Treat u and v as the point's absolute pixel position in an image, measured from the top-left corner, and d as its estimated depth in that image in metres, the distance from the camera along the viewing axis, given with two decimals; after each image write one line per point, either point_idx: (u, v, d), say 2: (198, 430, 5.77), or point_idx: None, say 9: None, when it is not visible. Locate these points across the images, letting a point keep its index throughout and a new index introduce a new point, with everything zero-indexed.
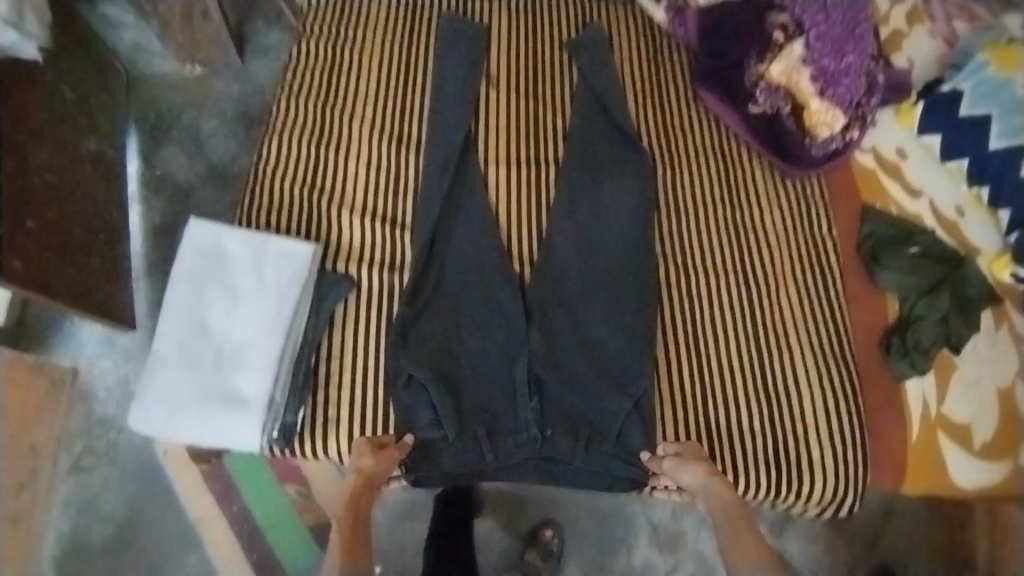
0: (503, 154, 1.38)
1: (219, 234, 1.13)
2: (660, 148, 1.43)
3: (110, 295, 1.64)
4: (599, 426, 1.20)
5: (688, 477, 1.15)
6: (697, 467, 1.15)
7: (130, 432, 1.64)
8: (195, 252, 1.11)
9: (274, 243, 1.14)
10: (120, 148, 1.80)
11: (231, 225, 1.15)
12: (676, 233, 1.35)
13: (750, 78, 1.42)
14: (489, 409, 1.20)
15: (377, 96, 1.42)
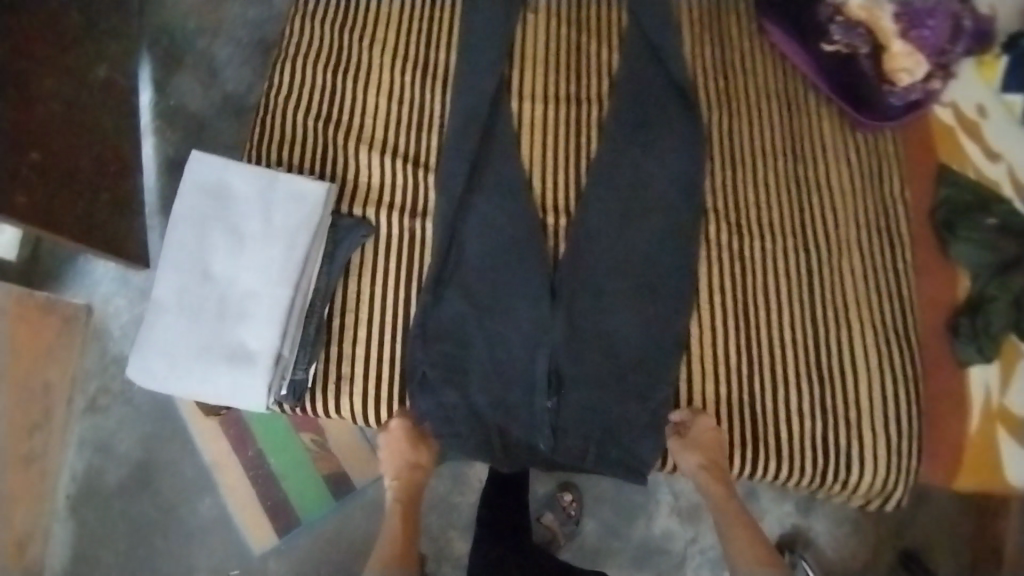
0: (540, 92, 1.24)
1: (223, 169, 1.00)
2: (716, 89, 1.27)
3: (122, 231, 1.57)
4: (619, 422, 1.07)
5: (693, 453, 1.07)
6: (705, 445, 1.07)
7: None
8: (196, 189, 0.99)
9: (284, 182, 1.01)
10: (131, 76, 1.69)
11: (237, 159, 1.02)
12: (731, 186, 1.20)
13: (824, 13, 1.23)
14: (507, 406, 1.06)
15: (403, 23, 1.28)
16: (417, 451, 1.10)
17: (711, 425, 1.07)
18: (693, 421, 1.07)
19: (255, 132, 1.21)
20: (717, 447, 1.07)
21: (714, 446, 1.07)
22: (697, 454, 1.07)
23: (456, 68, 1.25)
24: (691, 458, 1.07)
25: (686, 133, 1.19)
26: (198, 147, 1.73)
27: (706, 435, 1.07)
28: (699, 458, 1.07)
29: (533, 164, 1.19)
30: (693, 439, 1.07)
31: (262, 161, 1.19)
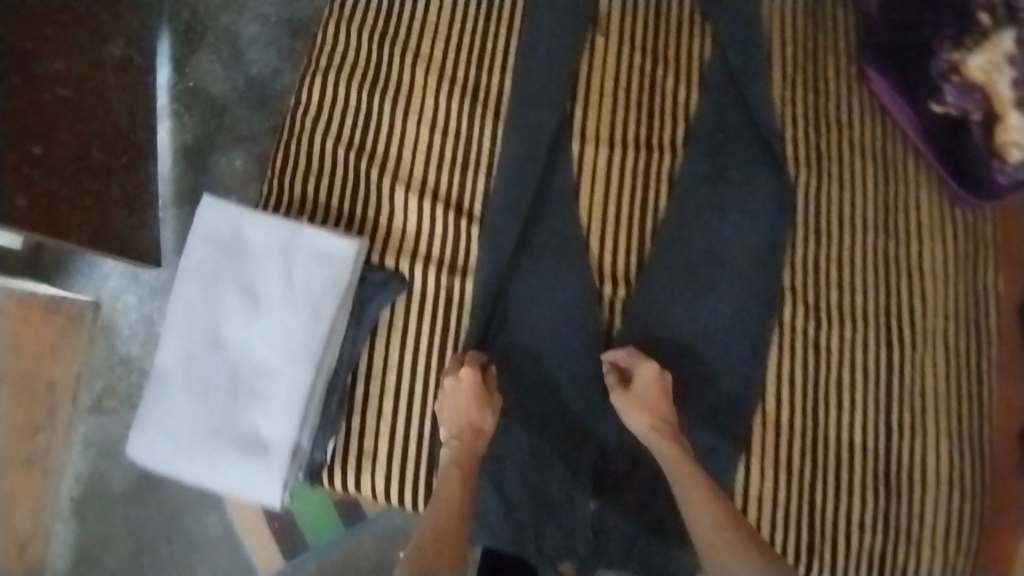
0: (605, 134, 1.09)
1: (238, 218, 0.88)
2: (804, 145, 1.12)
3: (133, 228, 1.45)
4: (668, 529, 0.97)
5: (637, 407, 0.94)
6: (649, 398, 0.94)
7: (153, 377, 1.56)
8: (207, 244, 0.87)
9: (309, 235, 0.89)
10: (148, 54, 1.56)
11: (255, 208, 0.89)
12: (813, 264, 1.08)
13: (938, 68, 1.07)
14: (544, 498, 0.98)
15: (452, 39, 1.12)
16: (481, 413, 0.94)
17: (654, 372, 0.95)
18: (635, 367, 0.95)
19: (278, 158, 1.08)
20: (662, 399, 0.94)
21: (660, 398, 0.95)
22: (642, 409, 0.94)
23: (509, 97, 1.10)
24: (637, 415, 0.94)
25: (758, 197, 1.08)
26: (218, 136, 1.60)
27: (651, 376, 0.95)
28: (646, 414, 0.94)
29: (591, 220, 1.06)
30: (636, 391, 0.95)
31: (281, 195, 1.05)
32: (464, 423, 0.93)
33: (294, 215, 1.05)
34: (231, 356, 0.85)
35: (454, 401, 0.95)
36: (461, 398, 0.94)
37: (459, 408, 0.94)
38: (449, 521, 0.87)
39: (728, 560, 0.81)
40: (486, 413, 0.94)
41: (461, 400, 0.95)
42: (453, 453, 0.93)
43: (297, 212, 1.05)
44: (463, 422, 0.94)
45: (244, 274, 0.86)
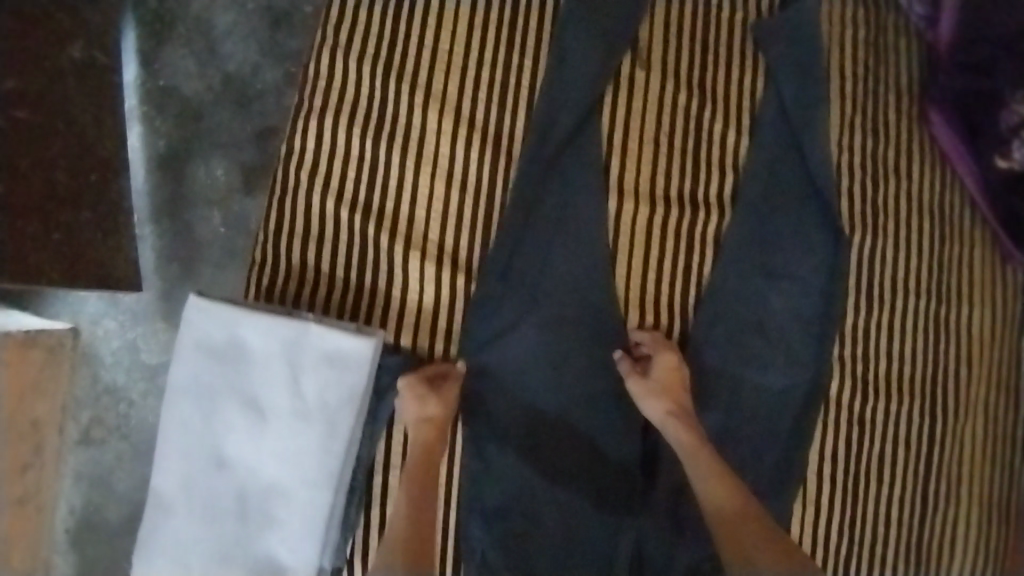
0: (645, 188, 0.99)
1: (231, 321, 0.78)
2: (858, 201, 1.03)
3: (112, 254, 1.35)
4: None
5: (655, 394, 0.91)
6: (668, 386, 0.91)
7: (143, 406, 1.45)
8: (202, 354, 0.78)
9: (316, 334, 0.79)
10: (111, 51, 1.38)
11: (253, 307, 0.79)
12: (861, 333, 1.02)
13: (1008, 121, 1.00)
14: None
15: (469, 74, 0.97)
16: (424, 405, 0.88)
17: (674, 361, 0.93)
18: (657, 353, 0.93)
19: (271, 220, 0.94)
20: (681, 388, 0.92)
21: (679, 388, 0.92)
22: (660, 396, 0.91)
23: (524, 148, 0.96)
24: (654, 402, 0.90)
25: (808, 260, 0.99)
26: (194, 141, 1.45)
27: (669, 361, 0.92)
28: (664, 400, 0.90)
29: (628, 286, 0.98)
30: (655, 378, 0.92)
31: (277, 263, 0.92)
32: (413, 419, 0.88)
33: (295, 288, 0.93)
34: (239, 477, 0.78)
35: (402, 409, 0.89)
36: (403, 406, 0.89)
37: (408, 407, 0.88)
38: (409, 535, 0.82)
39: (759, 557, 0.78)
40: (433, 406, 0.88)
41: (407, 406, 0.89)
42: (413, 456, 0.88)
43: (297, 284, 0.92)
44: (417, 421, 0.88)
45: (248, 386, 0.78)
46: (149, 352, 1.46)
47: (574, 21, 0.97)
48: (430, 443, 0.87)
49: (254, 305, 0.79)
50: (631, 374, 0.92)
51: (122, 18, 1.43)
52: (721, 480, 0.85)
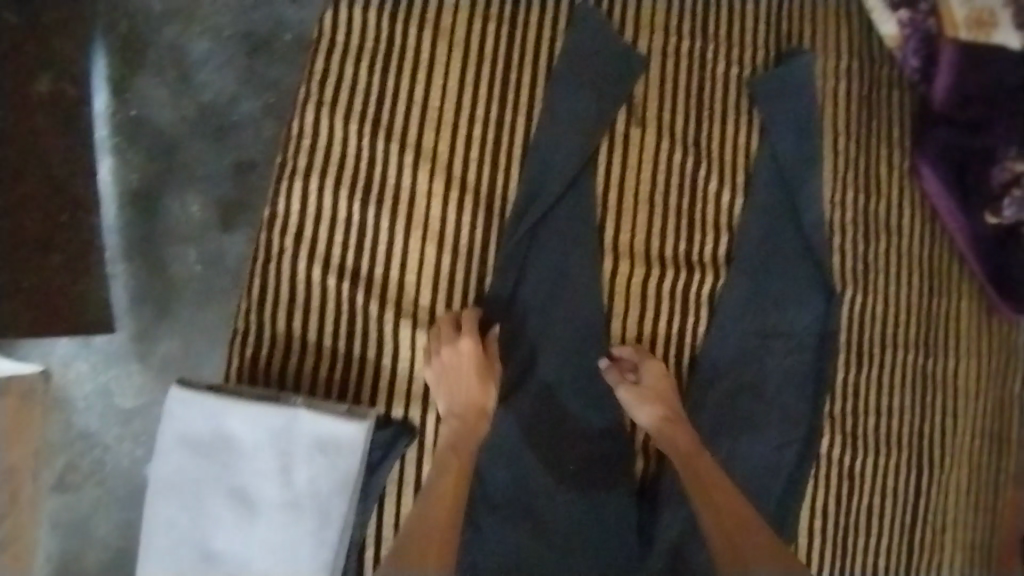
0: (640, 249, 0.97)
1: (218, 411, 0.77)
2: (852, 257, 1.03)
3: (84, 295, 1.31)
4: None
5: (647, 399, 0.91)
6: (658, 392, 0.92)
7: (118, 451, 1.34)
8: (188, 447, 0.77)
9: (306, 421, 0.77)
10: (78, 80, 1.30)
11: (237, 397, 0.77)
12: (854, 389, 1.03)
13: (999, 178, 1.03)
14: None
15: (460, 132, 0.94)
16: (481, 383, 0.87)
17: (663, 368, 0.93)
18: (643, 361, 0.93)
19: (255, 287, 0.90)
20: (672, 393, 0.92)
21: (669, 392, 0.92)
22: (651, 404, 0.91)
23: (513, 216, 0.93)
24: (646, 409, 0.91)
25: (801, 320, 0.99)
26: (169, 176, 1.34)
27: (658, 369, 0.93)
28: (654, 407, 0.91)
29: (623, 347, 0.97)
30: (646, 385, 0.92)
31: (263, 332, 0.89)
32: (462, 393, 0.87)
33: (281, 359, 0.89)
34: (227, 568, 0.76)
35: (455, 374, 0.87)
36: (457, 372, 0.87)
37: (460, 379, 0.87)
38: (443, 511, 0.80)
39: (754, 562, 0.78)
40: (486, 383, 0.87)
41: (462, 375, 0.88)
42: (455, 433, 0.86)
43: (283, 354, 0.89)
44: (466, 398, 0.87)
45: (236, 475, 0.77)
46: (123, 398, 1.33)
47: (568, 75, 0.95)
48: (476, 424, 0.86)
49: (239, 394, 0.78)
50: (622, 381, 0.93)
51: (93, 43, 1.31)
52: (710, 487, 0.85)
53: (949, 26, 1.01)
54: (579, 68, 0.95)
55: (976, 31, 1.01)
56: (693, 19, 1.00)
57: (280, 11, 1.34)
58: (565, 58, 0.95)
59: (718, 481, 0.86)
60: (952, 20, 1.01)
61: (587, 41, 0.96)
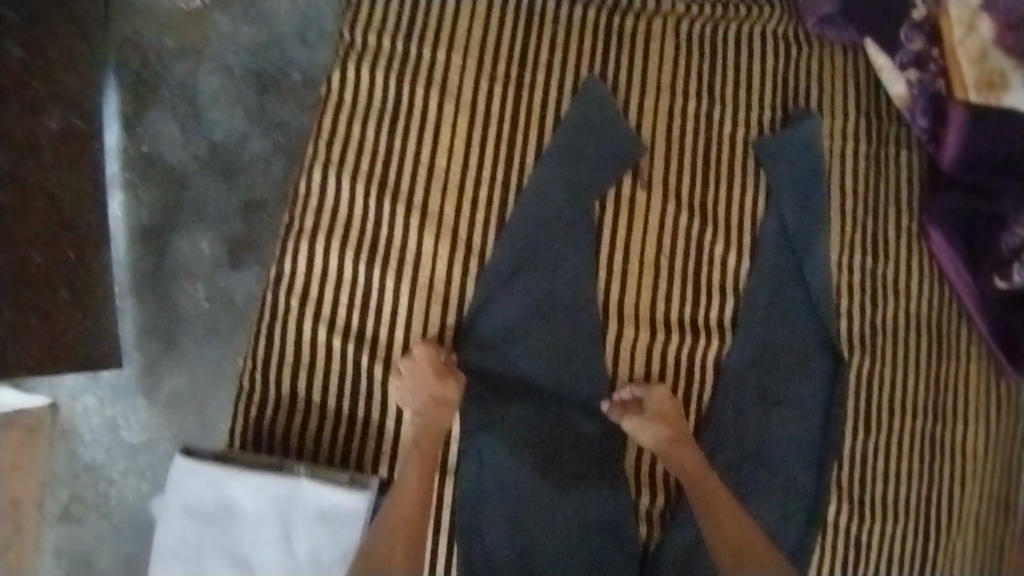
0: (646, 313, 0.97)
1: (220, 480, 0.78)
2: (859, 319, 1.02)
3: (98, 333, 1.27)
4: None
5: (653, 424, 0.92)
6: (665, 417, 0.92)
7: (123, 484, 1.35)
8: (193, 515, 0.78)
9: (309, 489, 0.78)
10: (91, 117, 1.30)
11: (240, 466, 0.79)
12: (860, 453, 1.02)
13: (1010, 243, 1.03)
14: None
15: (466, 192, 0.94)
16: (440, 385, 0.87)
17: (668, 393, 0.93)
18: (648, 390, 0.93)
19: (260, 347, 0.90)
20: (677, 418, 0.93)
21: (676, 417, 0.93)
22: (658, 428, 0.92)
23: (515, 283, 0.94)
24: (653, 433, 0.92)
25: (806, 384, 0.99)
26: (176, 209, 1.36)
27: (662, 397, 0.93)
28: (660, 432, 0.92)
29: None
30: (650, 410, 0.93)
31: (266, 393, 0.90)
32: (421, 397, 0.87)
33: (284, 421, 0.90)
34: None
35: (415, 380, 0.87)
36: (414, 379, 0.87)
37: (418, 384, 0.87)
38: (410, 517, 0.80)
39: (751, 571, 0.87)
40: (446, 385, 0.87)
41: (421, 379, 0.87)
42: (415, 437, 0.86)
43: (287, 415, 0.90)
44: (427, 401, 0.86)
45: (238, 542, 0.78)
46: (129, 431, 1.35)
47: (562, 146, 0.96)
48: (437, 424, 0.87)
49: (243, 462, 0.79)
50: (625, 410, 0.93)
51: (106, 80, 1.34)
52: (719, 507, 0.90)
53: (958, 88, 1.00)
54: (583, 137, 0.96)
55: (987, 92, 1.00)
56: (698, 79, 1.00)
57: (289, 51, 1.36)
58: (567, 126, 0.96)
59: (721, 499, 0.90)
60: (961, 81, 1.00)
61: (590, 111, 0.96)
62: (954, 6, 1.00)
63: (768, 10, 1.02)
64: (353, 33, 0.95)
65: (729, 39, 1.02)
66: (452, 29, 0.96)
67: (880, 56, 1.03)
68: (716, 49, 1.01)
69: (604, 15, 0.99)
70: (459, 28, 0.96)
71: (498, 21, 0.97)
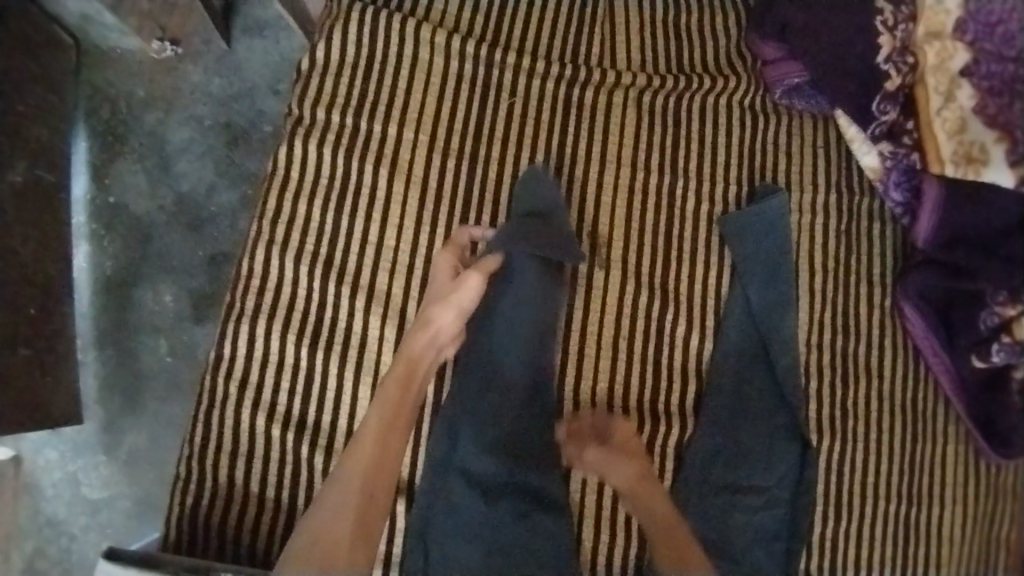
0: (600, 397, 0.93)
1: None
2: (831, 399, 0.98)
3: (65, 386, 1.16)
4: None
5: (614, 461, 0.88)
6: (627, 448, 0.89)
7: (85, 542, 1.22)
8: None
9: None
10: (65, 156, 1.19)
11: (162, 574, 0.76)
12: (832, 539, 0.97)
13: (988, 322, 0.97)
14: None
15: (415, 275, 0.91)
16: (441, 307, 0.86)
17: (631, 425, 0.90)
18: (613, 421, 0.90)
19: (199, 431, 0.87)
20: (638, 451, 0.89)
21: (637, 451, 0.89)
22: (619, 459, 0.88)
23: (471, 366, 0.92)
24: (613, 465, 0.88)
25: (775, 472, 0.94)
26: (144, 261, 1.24)
27: (627, 431, 0.89)
28: (622, 464, 0.88)
29: (582, 501, 0.93)
30: (613, 442, 0.89)
31: (205, 479, 0.86)
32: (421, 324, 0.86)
33: (222, 510, 0.86)
34: None
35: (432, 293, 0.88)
36: (442, 294, 0.87)
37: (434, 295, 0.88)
38: (377, 444, 0.82)
39: None
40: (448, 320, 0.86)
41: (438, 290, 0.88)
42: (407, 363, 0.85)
43: (225, 505, 0.86)
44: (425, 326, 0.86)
45: None
46: (92, 488, 1.22)
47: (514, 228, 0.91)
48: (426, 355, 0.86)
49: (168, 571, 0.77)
50: (590, 437, 0.90)
51: (73, 125, 1.23)
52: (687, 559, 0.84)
53: (932, 162, 0.94)
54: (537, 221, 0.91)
55: (965, 166, 0.92)
56: (660, 154, 0.98)
57: (261, 101, 1.25)
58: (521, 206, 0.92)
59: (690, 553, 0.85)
60: (936, 155, 0.93)
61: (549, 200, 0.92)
62: (933, 73, 0.93)
63: (734, 81, 1.01)
64: (302, 108, 0.93)
65: (692, 109, 1.00)
66: (406, 104, 0.94)
67: (851, 128, 0.99)
68: (678, 120, 0.99)
69: (564, 88, 0.97)
70: (411, 102, 0.94)
71: (452, 92, 0.95)
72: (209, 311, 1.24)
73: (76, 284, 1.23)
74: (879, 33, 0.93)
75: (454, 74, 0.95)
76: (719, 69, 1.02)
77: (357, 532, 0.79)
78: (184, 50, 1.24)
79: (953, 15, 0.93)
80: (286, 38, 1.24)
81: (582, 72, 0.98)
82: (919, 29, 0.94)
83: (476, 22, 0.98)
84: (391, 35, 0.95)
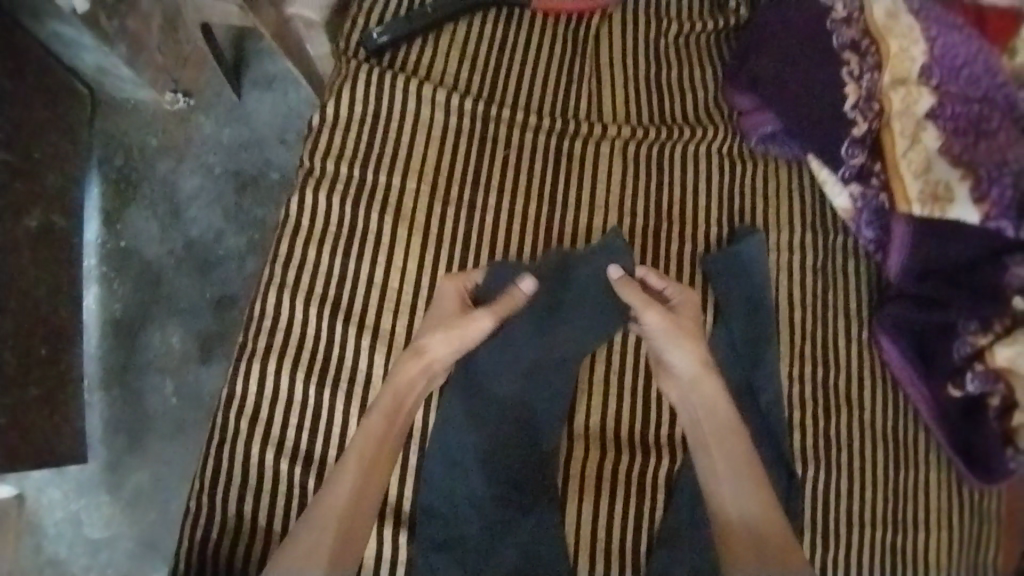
0: (603, 434, 0.98)
1: None
2: (814, 427, 1.03)
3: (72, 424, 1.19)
4: None
5: (669, 347, 0.91)
6: (688, 309, 0.93)
7: None
8: None
9: None
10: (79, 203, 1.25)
11: None
12: (819, 566, 1.00)
13: (961, 350, 1.01)
14: None
15: (417, 316, 0.96)
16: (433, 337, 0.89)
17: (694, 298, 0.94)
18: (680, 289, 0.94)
19: (207, 466, 0.91)
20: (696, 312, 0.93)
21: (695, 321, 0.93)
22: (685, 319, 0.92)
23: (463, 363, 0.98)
24: (676, 320, 0.91)
25: None
26: (153, 303, 1.29)
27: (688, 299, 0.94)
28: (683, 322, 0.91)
29: (578, 535, 0.94)
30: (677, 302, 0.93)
31: (211, 514, 0.90)
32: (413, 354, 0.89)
33: (227, 545, 0.89)
34: None
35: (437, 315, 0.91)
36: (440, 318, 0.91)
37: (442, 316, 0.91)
38: (366, 464, 0.85)
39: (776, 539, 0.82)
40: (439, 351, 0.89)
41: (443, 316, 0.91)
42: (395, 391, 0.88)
43: (230, 540, 0.89)
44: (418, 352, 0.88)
45: None
46: (94, 526, 1.25)
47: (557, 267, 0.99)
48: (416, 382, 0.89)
49: None
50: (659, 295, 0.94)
51: (88, 174, 1.29)
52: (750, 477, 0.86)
53: (900, 201, 0.99)
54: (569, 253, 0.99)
55: (931, 204, 0.98)
56: (646, 197, 1.04)
57: (269, 151, 1.32)
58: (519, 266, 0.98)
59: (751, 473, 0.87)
60: (904, 195, 0.99)
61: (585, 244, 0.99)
62: (899, 119, 0.99)
63: (712, 130, 1.08)
64: (312, 160, 0.99)
65: (674, 155, 1.07)
66: (408, 156, 1.01)
67: (824, 170, 1.05)
68: (661, 165, 1.06)
69: (555, 138, 1.04)
70: (413, 154, 1.01)
71: (450, 143, 1.02)
72: (215, 351, 1.29)
73: (86, 325, 1.28)
74: (845, 84, 1.00)
75: (452, 126, 1.02)
76: (699, 118, 1.10)
77: (338, 545, 0.81)
78: (197, 103, 1.31)
79: (919, 61, 1.00)
80: (295, 92, 1.33)
81: (571, 124, 1.05)
82: (885, 79, 1.00)
83: (472, 79, 1.06)
84: (394, 92, 1.02)
